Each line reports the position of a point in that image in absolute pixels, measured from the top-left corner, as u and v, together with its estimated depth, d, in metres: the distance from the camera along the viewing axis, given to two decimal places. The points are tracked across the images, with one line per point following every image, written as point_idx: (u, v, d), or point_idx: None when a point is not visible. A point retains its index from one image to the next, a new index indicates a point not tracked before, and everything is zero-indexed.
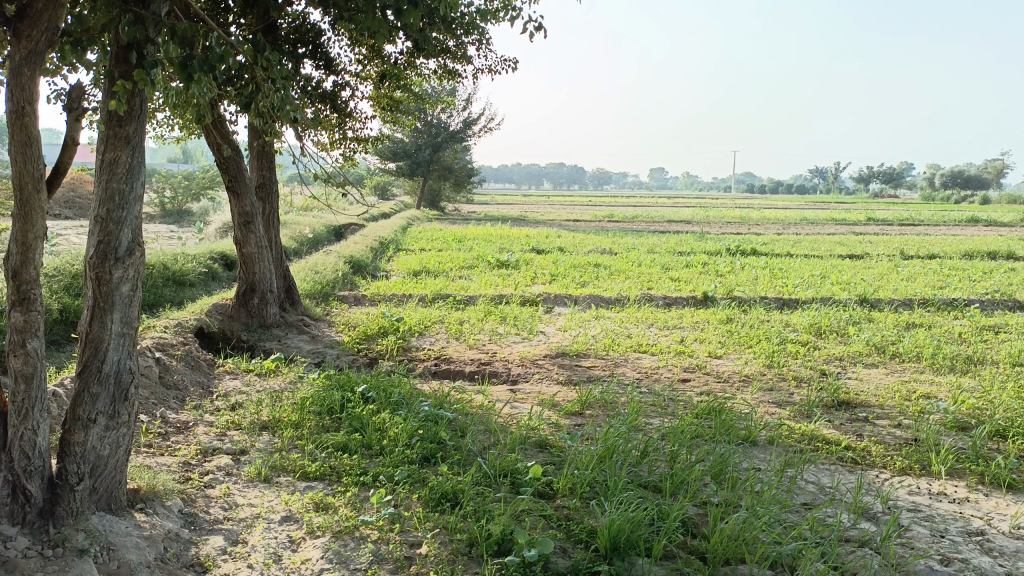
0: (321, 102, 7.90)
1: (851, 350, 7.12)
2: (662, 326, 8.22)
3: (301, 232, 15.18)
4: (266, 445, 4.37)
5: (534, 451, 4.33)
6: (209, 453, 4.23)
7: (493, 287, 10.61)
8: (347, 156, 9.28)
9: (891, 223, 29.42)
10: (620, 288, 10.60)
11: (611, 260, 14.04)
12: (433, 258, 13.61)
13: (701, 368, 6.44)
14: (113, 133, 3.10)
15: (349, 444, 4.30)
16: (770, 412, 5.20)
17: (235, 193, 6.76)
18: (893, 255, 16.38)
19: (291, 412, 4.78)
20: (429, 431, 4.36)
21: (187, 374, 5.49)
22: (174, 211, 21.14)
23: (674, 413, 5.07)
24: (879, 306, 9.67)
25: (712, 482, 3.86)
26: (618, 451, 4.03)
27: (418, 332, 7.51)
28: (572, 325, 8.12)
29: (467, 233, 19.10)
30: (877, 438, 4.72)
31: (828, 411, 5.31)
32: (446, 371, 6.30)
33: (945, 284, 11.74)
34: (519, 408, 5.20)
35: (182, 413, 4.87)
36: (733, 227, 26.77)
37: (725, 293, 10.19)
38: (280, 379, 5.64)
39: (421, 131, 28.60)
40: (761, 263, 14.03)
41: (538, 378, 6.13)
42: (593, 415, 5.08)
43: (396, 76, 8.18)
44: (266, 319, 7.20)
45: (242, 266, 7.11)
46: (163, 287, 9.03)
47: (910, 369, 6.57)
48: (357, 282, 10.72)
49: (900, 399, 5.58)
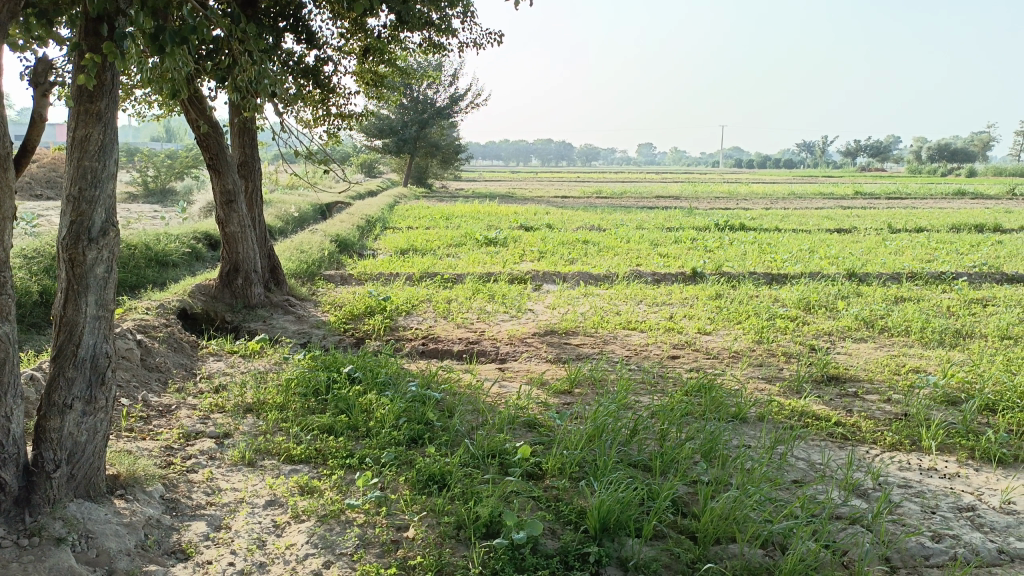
0: (303, 78, 7.74)
1: (840, 324, 7.10)
2: (651, 302, 8.18)
3: (286, 210, 15.01)
4: (250, 428, 4.30)
5: (523, 431, 4.28)
6: (192, 437, 4.15)
7: (481, 264, 10.53)
8: (331, 133, 9.13)
9: (879, 197, 29.44)
10: (609, 265, 10.54)
11: (600, 236, 13.97)
12: (420, 235, 13.50)
13: (690, 344, 6.41)
14: (84, 109, 2.98)
15: (335, 425, 4.23)
16: (760, 388, 5.18)
17: (216, 171, 6.60)
18: (881, 228, 16.41)
19: (276, 393, 4.71)
20: (416, 412, 4.31)
21: (169, 356, 5.40)
22: (158, 190, 20.85)
23: (663, 390, 5.04)
24: (867, 280, 9.66)
25: (701, 460, 3.83)
26: (608, 431, 3.99)
27: (406, 311, 7.44)
28: (561, 302, 8.06)
29: (454, 210, 18.96)
30: (867, 413, 4.70)
31: (818, 386, 5.29)
32: (434, 350, 6.24)
33: (933, 257, 11.75)
34: (507, 387, 5.15)
35: (164, 396, 4.78)
36: (722, 202, 26.70)
37: (714, 268, 10.15)
38: (265, 360, 5.56)
39: (407, 107, 28.30)
40: (750, 238, 13.98)
41: (527, 356, 6.08)
42: (582, 393, 5.04)
43: (380, 50, 8.02)
44: (251, 300, 7.10)
45: (225, 245, 6.98)
46: (145, 268, 8.89)
47: (899, 343, 6.56)
48: (343, 261, 10.61)
49: (890, 374, 5.57)
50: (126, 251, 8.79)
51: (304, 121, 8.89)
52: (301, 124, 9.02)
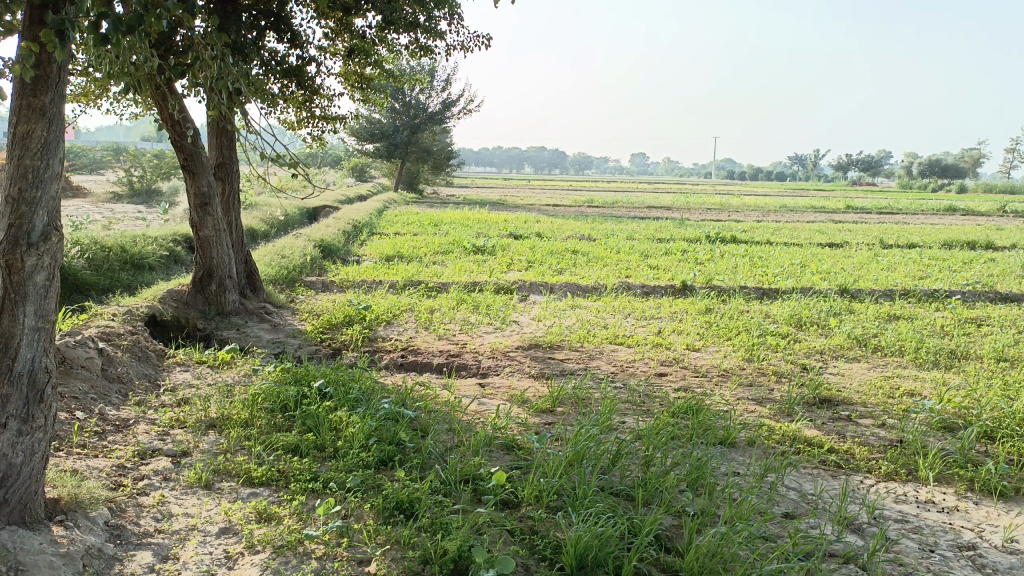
0: (286, 79, 7.50)
1: (832, 343, 6.91)
2: (639, 316, 7.97)
3: (271, 213, 14.76)
4: (211, 446, 4.06)
5: (500, 454, 4.05)
6: (147, 455, 3.91)
7: (467, 273, 10.30)
8: (315, 137, 8.90)
9: (870, 211, 29.43)
10: (598, 276, 10.33)
11: (590, 246, 13.77)
12: (407, 242, 13.27)
13: (678, 361, 6.20)
14: (26, 104, 2.74)
15: (301, 445, 3.99)
16: (749, 409, 4.96)
17: (190, 172, 6.36)
18: (873, 243, 16.29)
19: (242, 408, 4.46)
20: (388, 432, 4.07)
21: (133, 366, 5.15)
22: (144, 191, 20.53)
23: (649, 411, 4.82)
24: (860, 297, 9.49)
25: (688, 489, 3.61)
26: (589, 456, 3.77)
27: (386, 321, 7.20)
28: (547, 315, 7.85)
29: (443, 216, 18.77)
30: (861, 440, 4.50)
31: (810, 409, 5.09)
32: (413, 363, 6.00)
33: (925, 274, 11.61)
34: (487, 405, 4.92)
35: (123, 409, 4.53)
36: (713, 213, 26.60)
37: (704, 282, 9.96)
38: (234, 372, 5.31)
39: (399, 112, 28.10)
40: (741, 251, 13.81)
41: (509, 371, 5.86)
42: (564, 413, 4.82)
43: (366, 52, 7.80)
44: (225, 307, 6.85)
45: (198, 250, 6.73)
46: (120, 271, 8.63)
47: (892, 364, 6.37)
48: (326, 267, 10.37)
49: (884, 397, 5.37)
50: (101, 253, 8.52)
51: (287, 123, 8.65)
52: (285, 126, 8.78)
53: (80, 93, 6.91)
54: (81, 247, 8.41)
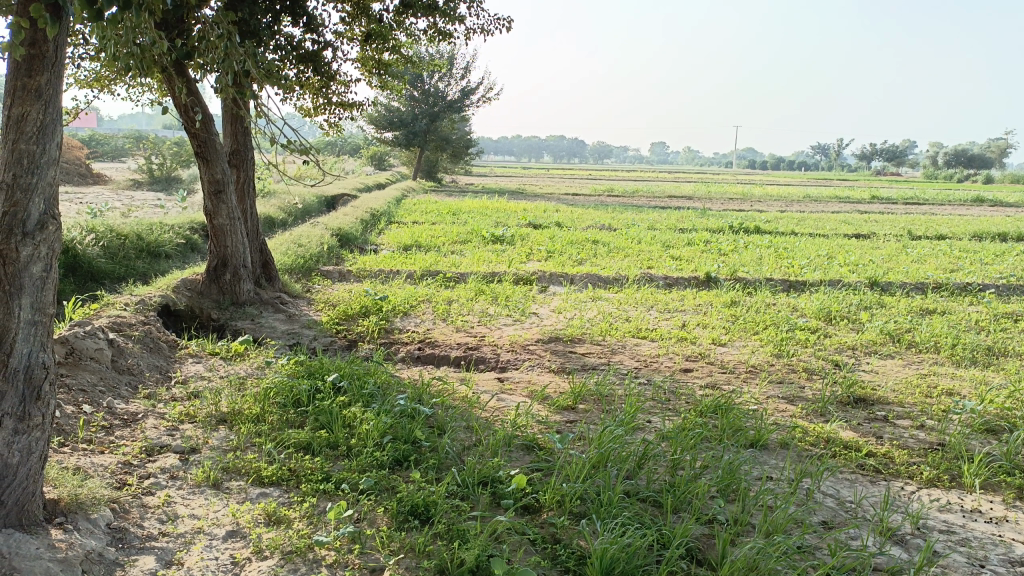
0: (303, 64, 7.33)
1: (864, 338, 6.65)
2: (662, 309, 7.75)
3: (290, 202, 14.66)
4: (220, 442, 3.91)
5: (520, 454, 3.87)
6: (155, 452, 3.77)
7: (486, 263, 10.11)
8: (332, 124, 8.74)
9: (895, 202, 28.88)
10: (619, 267, 10.11)
11: (611, 236, 13.53)
12: (425, 231, 13.11)
13: (704, 356, 5.98)
14: (20, 84, 2.57)
15: (313, 442, 3.84)
16: (780, 408, 4.75)
17: (204, 159, 6.22)
18: (901, 235, 15.91)
19: (253, 402, 4.32)
20: (403, 430, 3.91)
21: (144, 357, 5.02)
22: (163, 178, 20.50)
23: (675, 409, 4.62)
24: (890, 290, 9.20)
25: (719, 495, 3.42)
26: (613, 458, 3.59)
27: (403, 312, 7.03)
28: (567, 306, 7.66)
29: (462, 205, 18.55)
30: (899, 443, 4.27)
31: (845, 408, 4.86)
32: (430, 355, 5.85)
33: (957, 266, 11.27)
34: (506, 401, 4.74)
35: (132, 402, 4.40)
36: (735, 203, 26.18)
37: (728, 273, 9.71)
38: (247, 365, 5.17)
39: (418, 100, 27.91)
40: (765, 242, 13.51)
41: (528, 365, 5.68)
42: (587, 410, 4.62)
43: (384, 37, 7.61)
44: (239, 297, 6.72)
45: (212, 239, 6.59)
46: (135, 259, 8.53)
47: (928, 361, 6.11)
48: (343, 256, 10.23)
49: (921, 396, 5.13)
50: (116, 241, 8.44)
51: (303, 110, 8.49)
52: (302, 113, 8.62)
53: (93, 79, 6.79)
54: (96, 234, 8.32)
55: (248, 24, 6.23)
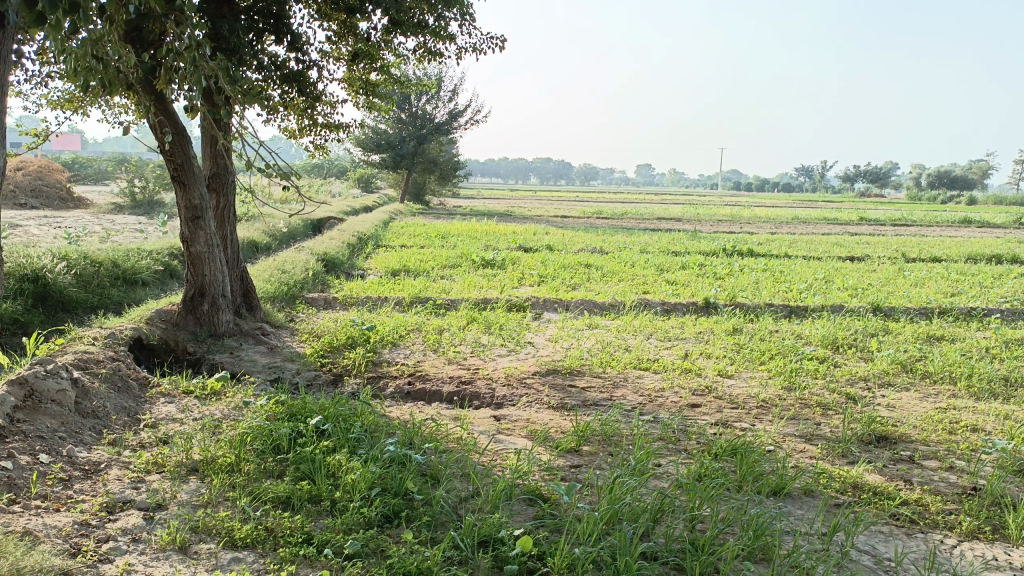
0: (287, 84, 7.03)
1: (877, 369, 6.35)
2: (663, 337, 7.43)
3: (274, 226, 14.31)
4: (190, 496, 3.53)
5: (523, 507, 3.51)
6: (117, 509, 3.38)
7: (477, 289, 9.79)
8: (318, 146, 8.42)
9: (884, 223, 28.90)
10: (615, 292, 9.79)
11: (603, 260, 13.23)
12: (414, 255, 12.78)
13: (711, 390, 5.64)
14: None
15: (293, 496, 3.47)
16: (800, 449, 4.42)
17: (180, 184, 5.88)
18: (895, 256, 15.74)
19: (227, 449, 3.93)
20: (393, 480, 3.56)
21: (110, 398, 4.63)
22: (145, 202, 20.04)
23: (688, 452, 4.28)
24: (894, 316, 8.94)
25: (747, 557, 3.08)
26: (627, 514, 3.25)
27: (391, 343, 6.67)
28: (564, 335, 7.33)
29: (450, 228, 18.26)
30: (930, 488, 3.96)
31: (866, 448, 4.55)
32: (421, 391, 5.50)
33: (957, 290, 11.05)
34: (505, 443, 4.38)
35: (96, 450, 4.01)
36: (725, 225, 26.04)
37: (727, 298, 9.42)
38: (223, 404, 4.79)
39: (405, 122, 27.75)
40: (760, 266, 13.26)
41: (526, 401, 5.32)
42: (592, 453, 4.26)
43: (372, 57, 7.34)
44: (218, 328, 6.34)
45: (190, 267, 6.23)
46: (110, 288, 8.14)
47: (945, 393, 5.81)
48: (329, 282, 9.87)
49: (946, 433, 4.83)
50: (90, 269, 8.04)
51: (288, 131, 8.17)
52: (287, 135, 8.31)
53: (66, 99, 6.44)
54: (68, 262, 7.91)
55: (226, 41, 5.92)
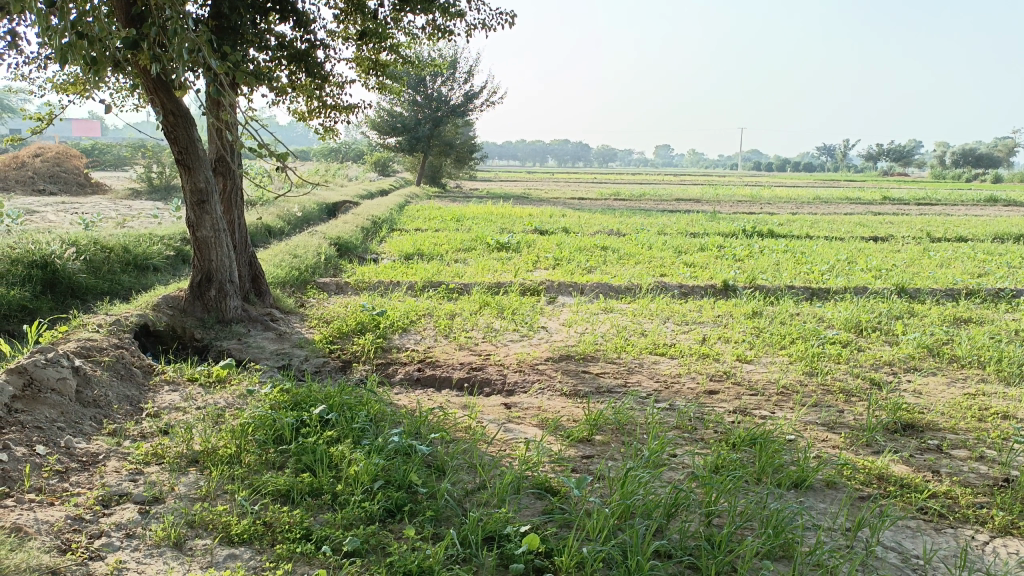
0: (294, 65, 6.88)
1: (902, 353, 6.13)
2: (680, 321, 7.25)
3: (289, 210, 14.23)
4: (188, 489, 3.43)
5: (531, 500, 3.37)
6: (112, 503, 3.29)
7: (491, 272, 9.65)
8: (328, 128, 8.28)
9: (907, 203, 28.38)
10: (631, 275, 9.60)
11: (620, 242, 13.03)
12: (428, 238, 12.67)
13: (729, 376, 5.46)
14: None
15: (293, 489, 3.36)
16: (821, 438, 4.24)
17: (186, 166, 5.75)
18: (920, 237, 15.39)
19: (228, 440, 3.83)
20: (397, 473, 3.43)
21: (112, 387, 4.55)
22: (162, 187, 20.05)
23: (704, 441, 4.11)
24: (919, 298, 8.68)
25: (765, 555, 2.92)
26: (639, 509, 3.10)
27: (402, 329, 6.54)
28: (578, 319, 7.17)
29: (466, 211, 18.10)
30: (959, 479, 3.78)
31: (892, 437, 4.36)
32: (430, 377, 5.39)
33: (984, 270, 10.73)
34: (515, 431, 4.24)
35: (95, 441, 3.92)
36: (744, 206, 25.66)
37: (746, 281, 9.19)
38: (227, 393, 4.69)
39: (421, 104, 27.57)
40: (781, 247, 12.97)
41: (538, 388, 5.17)
42: (605, 443, 4.11)
43: (380, 36, 7.16)
44: (225, 314, 6.24)
45: (196, 252, 6.11)
46: (120, 273, 8.08)
47: (974, 378, 5.59)
48: (342, 267, 9.76)
49: (975, 420, 4.63)
50: (100, 254, 7.98)
51: (297, 113, 8.04)
52: (296, 117, 8.17)
53: (71, 83, 6.34)
54: (78, 247, 7.86)
55: (228, 20, 5.81)
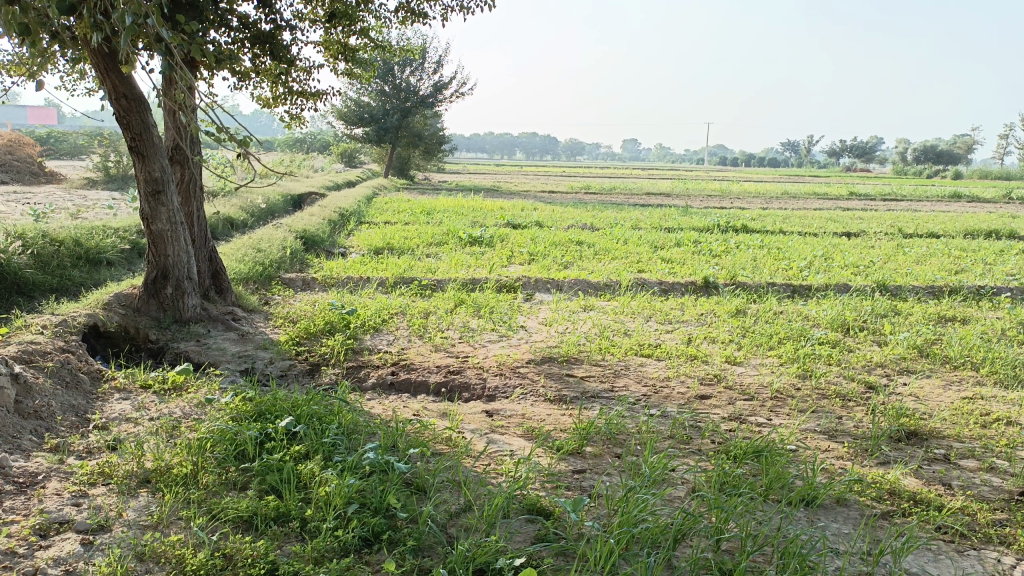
0: (257, 48, 6.47)
1: (893, 354, 5.94)
2: (663, 320, 6.99)
3: (253, 201, 13.73)
4: (138, 515, 3.06)
5: (523, 523, 3.07)
6: (51, 532, 2.91)
7: (465, 268, 9.30)
8: (294, 116, 7.85)
9: (874, 198, 28.64)
10: (610, 270, 9.33)
11: (595, 236, 12.77)
12: (398, 232, 12.28)
13: (721, 380, 5.21)
14: None
15: (256, 514, 3.01)
16: (824, 449, 4.00)
17: (139, 155, 5.33)
18: (892, 232, 15.39)
19: (184, 456, 3.46)
20: (373, 494, 3.10)
21: (57, 396, 4.14)
22: (120, 177, 19.31)
23: (703, 453, 3.84)
24: (901, 295, 8.54)
25: None
26: (645, 536, 2.82)
27: (373, 329, 6.18)
28: (558, 318, 6.87)
29: (437, 203, 17.72)
30: (974, 493, 3.56)
31: (897, 446, 4.14)
32: (405, 382, 5.05)
33: (961, 267, 10.68)
34: (499, 443, 3.93)
35: (36, 458, 3.52)
36: (714, 200, 25.64)
37: (727, 278, 8.97)
38: (183, 401, 4.30)
39: (389, 95, 27.04)
40: (757, 242, 12.82)
41: (520, 394, 4.86)
42: (597, 456, 3.81)
43: (350, 18, 6.77)
44: (183, 313, 5.83)
45: (151, 247, 5.68)
46: (71, 269, 7.59)
47: (970, 381, 5.41)
48: (309, 261, 9.35)
49: (979, 427, 4.43)
50: (49, 248, 7.48)
51: (261, 99, 7.60)
52: (260, 103, 7.73)
53: (14, 63, 5.85)
54: (24, 241, 7.34)
55: None
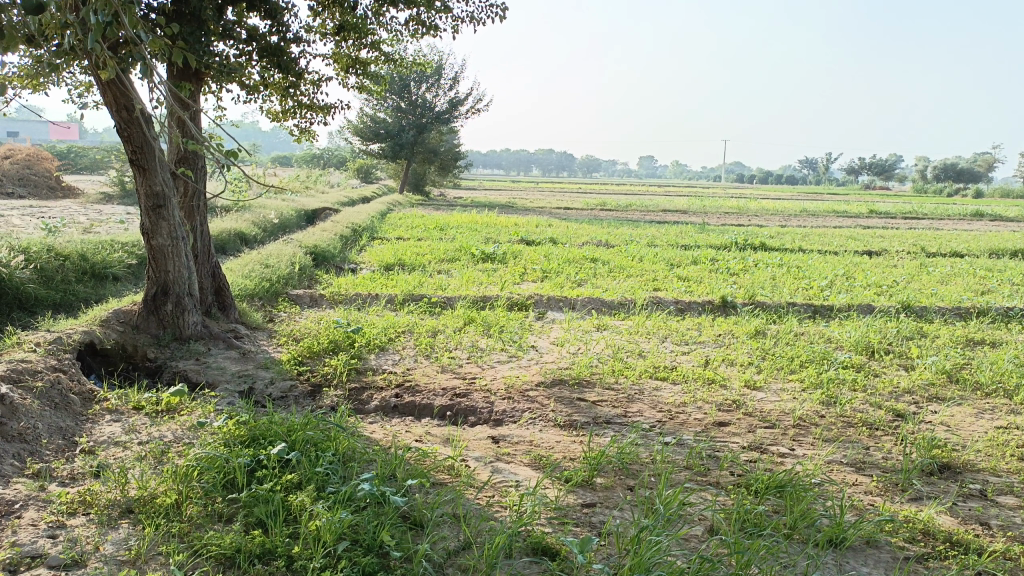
0: (265, 61, 6.34)
1: (921, 380, 5.65)
2: (679, 341, 6.75)
3: (265, 216, 13.65)
4: (116, 549, 2.86)
5: (527, 563, 2.84)
6: (21, 567, 2.72)
7: (476, 285, 9.11)
8: (304, 130, 7.72)
9: (894, 216, 28.26)
10: (624, 289, 9.11)
11: (610, 254, 12.56)
12: (410, 248, 12.14)
13: (739, 406, 4.96)
14: None
15: (240, 551, 2.81)
16: (851, 483, 3.75)
17: (140, 168, 5.18)
18: (914, 251, 15.06)
19: (169, 485, 3.27)
20: (366, 531, 2.89)
21: (44, 418, 3.97)
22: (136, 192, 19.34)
23: (721, 486, 3.60)
24: (926, 317, 8.24)
25: None
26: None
27: (379, 348, 5.99)
28: (570, 339, 6.64)
29: (450, 220, 17.57)
30: (1015, 534, 3.30)
31: (929, 480, 3.87)
32: (409, 405, 4.86)
33: (987, 287, 10.35)
34: (505, 473, 3.70)
35: (15, 484, 3.34)
36: (731, 217, 25.34)
37: (746, 297, 8.72)
38: (176, 424, 4.12)
39: (404, 111, 27.04)
40: (776, 260, 12.55)
41: (529, 419, 4.64)
42: (608, 488, 3.58)
43: (359, 31, 6.64)
44: (183, 331, 5.68)
45: (152, 262, 5.53)
46: (76, 283, 7.47)
47: (1005, 409, 5.13)
48: (318, 277, 9.20)
49: (1017, 460, 4.15)
50: (53, 263, 7.37)
51: (271, 112, 7.48)
52: (270, 117, 7.61)
53: None
54: (28, 255, 7.23)
55: (188, 6, 5.24)
